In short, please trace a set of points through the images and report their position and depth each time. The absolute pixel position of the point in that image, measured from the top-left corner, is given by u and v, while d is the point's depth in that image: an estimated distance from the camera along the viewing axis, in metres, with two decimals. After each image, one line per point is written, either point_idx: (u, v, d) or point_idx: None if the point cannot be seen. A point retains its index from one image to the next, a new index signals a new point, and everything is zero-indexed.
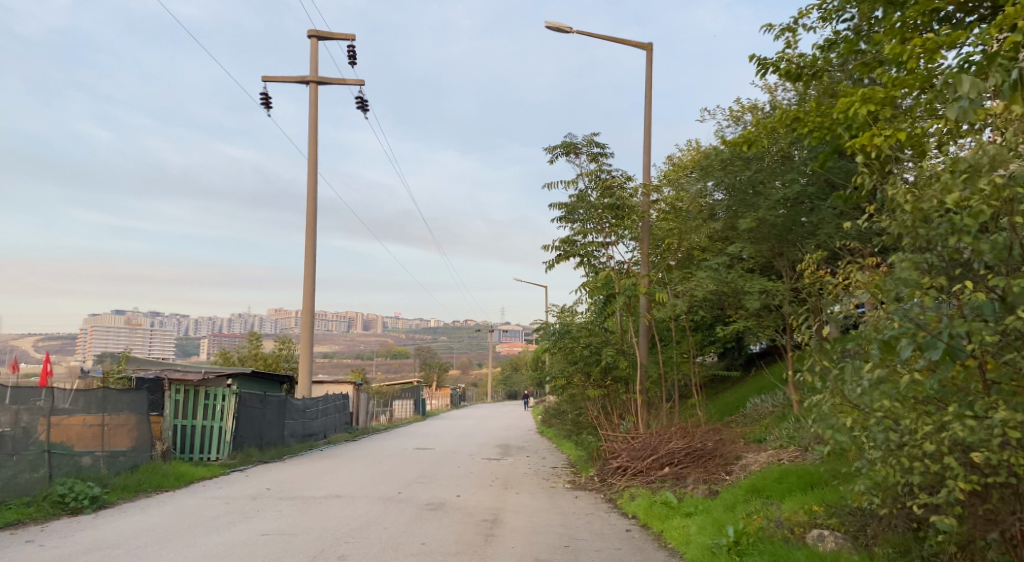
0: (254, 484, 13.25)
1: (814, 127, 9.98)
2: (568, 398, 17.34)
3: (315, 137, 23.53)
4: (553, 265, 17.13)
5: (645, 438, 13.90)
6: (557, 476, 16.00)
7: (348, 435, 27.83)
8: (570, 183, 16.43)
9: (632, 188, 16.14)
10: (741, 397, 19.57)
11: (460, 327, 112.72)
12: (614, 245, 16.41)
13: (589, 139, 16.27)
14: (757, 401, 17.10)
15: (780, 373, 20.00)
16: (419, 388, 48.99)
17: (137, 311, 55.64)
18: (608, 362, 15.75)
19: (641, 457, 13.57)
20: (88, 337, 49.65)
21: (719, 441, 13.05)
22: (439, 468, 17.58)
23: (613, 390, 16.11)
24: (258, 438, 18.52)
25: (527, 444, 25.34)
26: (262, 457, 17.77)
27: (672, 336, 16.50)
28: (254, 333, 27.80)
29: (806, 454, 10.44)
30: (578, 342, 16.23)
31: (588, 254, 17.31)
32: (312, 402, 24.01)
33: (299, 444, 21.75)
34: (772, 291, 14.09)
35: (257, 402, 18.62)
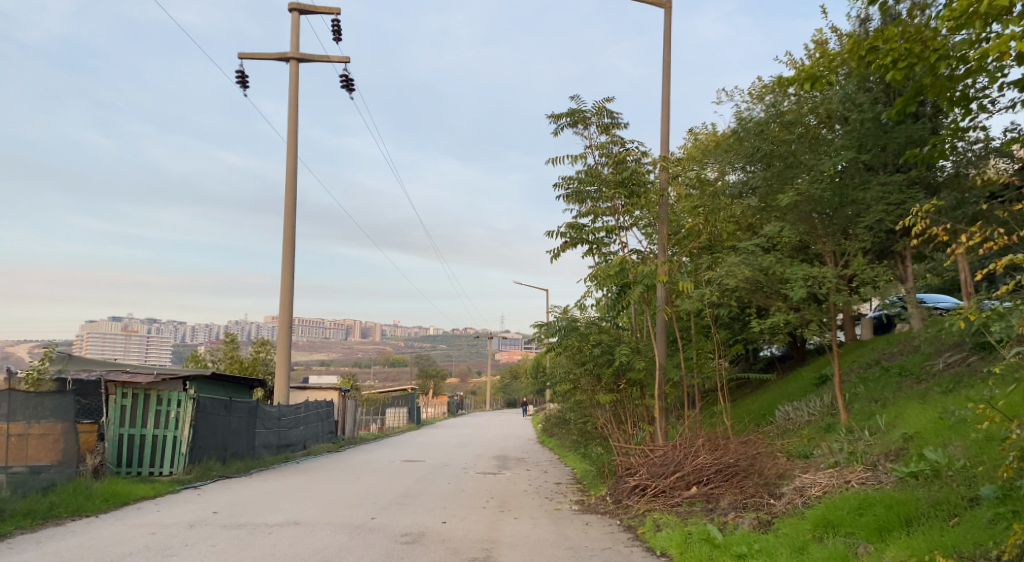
0: (197, 509, 11.02)
1: (897, 58, 7.71)
2: (574, 404, 15.21)
3: (294, 116, 21.45)
4: (558, 253, 15.03)
5: (667, 453, 11.75)
6: (563, 495, 13.83)
7: (333, 445, 25.66)
8: (577, 157, 14.28)
9: (648, 163, 14.05)
10: (768, 405, 17.44)
11: (458, 334, 110.34)
12: (627, 229, 14.29)
13: (600, 107, 14.14)
14: (790, 411, 14.98)
15: (811, 379, 17.86)
16: (413, 396, 46.62)
17: (133, 318, 54.09)
18: (622, 363, 13.64)
19: (661, 474, 11.42)
20: (82, 343, 48.05)
21: (758, 457, 10.96)
22: (428, 485, 15.40)
23: (626, 394, 13.93)
24: (220, 449, 16.33)
25: (527, 456, 23.06)
26: (224, 472, 15.60)
27: (694, 335, 14.37)
28: (230, 335, 25.60)
29: (882, 475, 8.23)
30: (587, 340, 14.16)
31: (598, 241, 15.16)
32: (290, 409, 21.83)
33: (274, 456, 19.59)
34: (817, 279, 11.89)
35: (220, 408, 16.49)
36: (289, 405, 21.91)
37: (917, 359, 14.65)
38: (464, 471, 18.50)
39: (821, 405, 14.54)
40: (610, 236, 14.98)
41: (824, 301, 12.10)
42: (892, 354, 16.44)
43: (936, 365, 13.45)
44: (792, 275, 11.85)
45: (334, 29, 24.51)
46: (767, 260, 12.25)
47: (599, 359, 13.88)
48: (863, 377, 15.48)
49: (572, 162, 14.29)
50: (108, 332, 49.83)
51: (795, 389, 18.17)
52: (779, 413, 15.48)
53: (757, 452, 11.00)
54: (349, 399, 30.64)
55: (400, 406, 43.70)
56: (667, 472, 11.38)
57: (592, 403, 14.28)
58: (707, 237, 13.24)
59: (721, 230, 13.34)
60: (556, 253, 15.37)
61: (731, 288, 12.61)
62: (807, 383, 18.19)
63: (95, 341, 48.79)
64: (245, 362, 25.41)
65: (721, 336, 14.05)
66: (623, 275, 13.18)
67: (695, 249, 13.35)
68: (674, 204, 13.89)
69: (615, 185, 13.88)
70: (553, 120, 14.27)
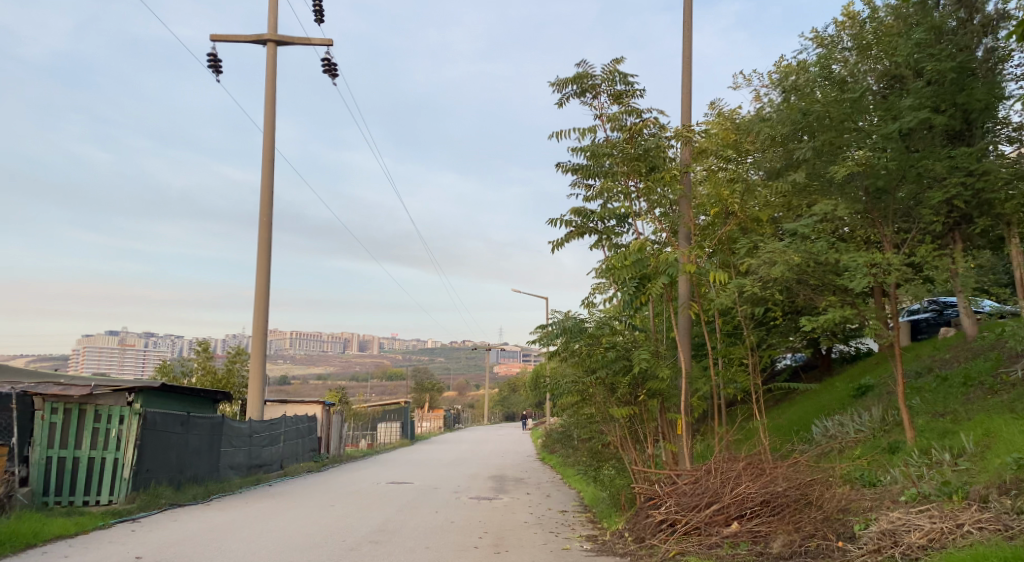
0: (118, 554, 8.91)
1: None
2: (579, 420, 13.05)
3: (272, 99, 19.47)
4: (563, 244, 12.96)
5: (699, 481, 9.69)
6: (571, 529, 11.70)
7: (314, 464, 23.46)
8: (585, 131, 12.20)
9: (669, 136, 11.96)
10: (801, 420, 15.31)
11: (456, 347, 107.93)
12: (643, 214, 12.20)
13: (611, 70, 12.10)
14: (830, 426, 12.96)
15: (850, 391, 15.71)
16: (406, 410, 44.37)
17: (121, 331, 52.23)
18: (641, 370, 11.46)
19: (695, 504, 9.34)
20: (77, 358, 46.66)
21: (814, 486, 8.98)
22: (411, 515, 13.21)
23: (645, 409, 11.70)
24: (175, 471, 14.20)
25: (526, 477, 20.85)
26: (177, 498, 13.48)
27: (723, 338, 12.30)
28: (202, 344, 23.47)
29: (1010, 520, 6.16)
30: (598, 345, 11.85)
31: (608, 230, 13.09)
32: (263, 426, 19.68)
33: (242, 479, 17.50)
34: (880, 265, 9.86)
35: (176, 425, 14.40)
36: (262, 420, 19.82)
37: (984, 364, 12.50)
38: (454, 495, 16.29)
39: (870, 419, 12.57)
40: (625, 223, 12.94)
41: (887, 292, 10.06)
42: (946, 360, 14.33)
43: (1013, 372, 11.34)
44: (849, 263, 9.78)
45: (316, 10, 22.49)
46: (818, 245, 10.16)
47: (614, 366, 11.64)
48: (914, 385, 13.48)
49: (580, 135, 12.21)
50: (103, 348, 47.82)
51: (829, 400, 16.13)
52: (816, 429, 13.44)
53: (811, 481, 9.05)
54: (334, 412, 28.43)
55: (392, 420, 41.37)
56: (702, 504, 9.27)
57: (605, 419, 12.12)
58: (742, 222, 11.20)
59: (761, 213, 11.31)
60: (559, 245, 13.44)
61: (772, 281, 10.62)
62: (844, 394, 16.17)
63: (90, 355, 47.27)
64: (219, 374, 23.28)
65: (756, 338, 12.02)
66: (643, 266, 11.10)
67: (730, 235, 11.31)
68: (699, 181, 11.82)
69: (632, 162, 11.82)
70: (556, 86, 12.18)
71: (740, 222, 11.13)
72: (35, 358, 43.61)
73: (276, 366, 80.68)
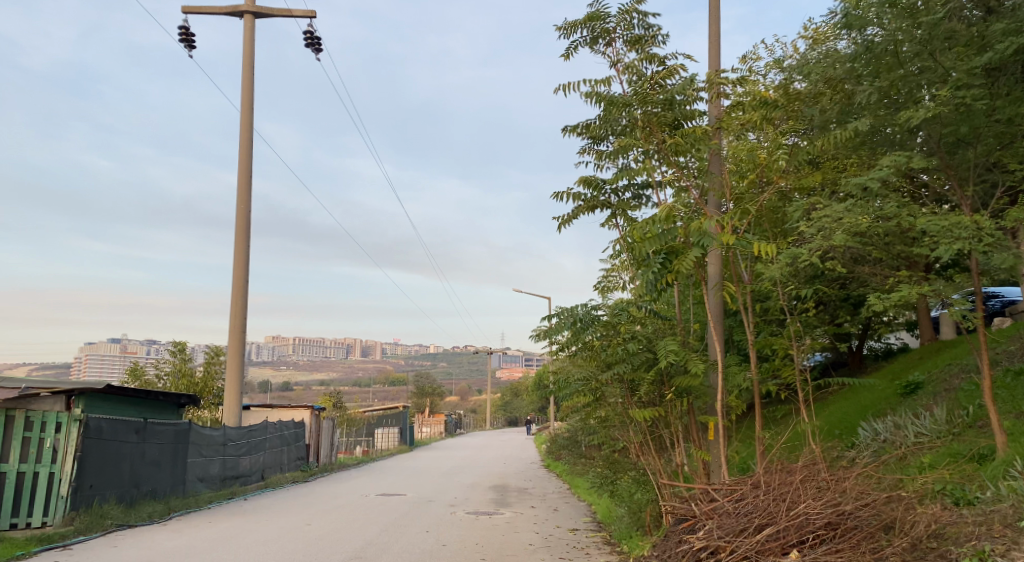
0: None
1: None
2: (591, 425, 11.20)
3: (249, 71, 17.70)
4: (568, 219, 11.25)
5: (744, 499, 7.87)
6: (586, 554, 9.86)
7: (301, 474, 21.61)
8: (595, 82, 10.37)
9: (696, 87, 10.02)
10: (844, 421, 13.56)
11: (458, 351, 105.93)
12: (661, 181, 10.40)
13: (627, 9, 10.25)
14: (885, 430, 11.27)
15: (898, 388, 13.86)
16: (405, 415, 42.44)
17: (120, 339, 50.84)
18: (667, 364, 9.63)
19: (740, 527, 7.50)
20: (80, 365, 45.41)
21: (890, 513, 7.18)
22: (399, 537, 11.37)
23: (672, 410, 9.82)
24: (126, 486, 12.35)
25: (530, 487, 18.99)
26: (126, 518, 11.62)
27: (761, 325, 10.47)
28: (178, 345, 21.64)
29: None
30: (615, 335, 10.02)
31: (622, 203, 11.32)
32: (240, 433, 17.88)
33: (213, 492, 15.66)
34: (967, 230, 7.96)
35: (130, 432, 12.60)
36: (240, 427, 17.96)
37: None
38: (450, 509, 14.46)
39: (934, 421, 10.84)
40: (644, 193, 11.19)
41: (972, 263, 8.21)
42: (1013, 352, 12.47)
43: None
44: (927, 228, 7.93)
45: None
46: (887, 206, 8.29)
47: (636, 360, 9.77)
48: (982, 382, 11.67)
49: (590, 87, 10.38)
50: (102, 355, 46.40)
51: (870, 400, 14.29)
52: (864, 433, 11.63)
53: (885, 507, 7.24)
54: (325, 418, 26.61)
55: (391, 425, 39.50)
56: (752, 528, 7.42)
57: (624, 422, 10.25)
58: (788, 186, 9.38)
59: (812, 173, 9.48)
60: (567, 222, 11.61)
61: (827, 254, 8.76)
62: (889, 392, 14.35)
63: (91, 363, 45.85)
64: (196, 378, 21.50)
65: (800, 325, 10.18)
66: (670, 237, 9.21)
67: (771, 202, 9.47)
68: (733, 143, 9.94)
69: (656, 115, 9.95)
70: (563, 30, 10.35)
71: (785, 186, 9.32)
72: (35, 366, 42.11)
73: (274, 371, 78.85)
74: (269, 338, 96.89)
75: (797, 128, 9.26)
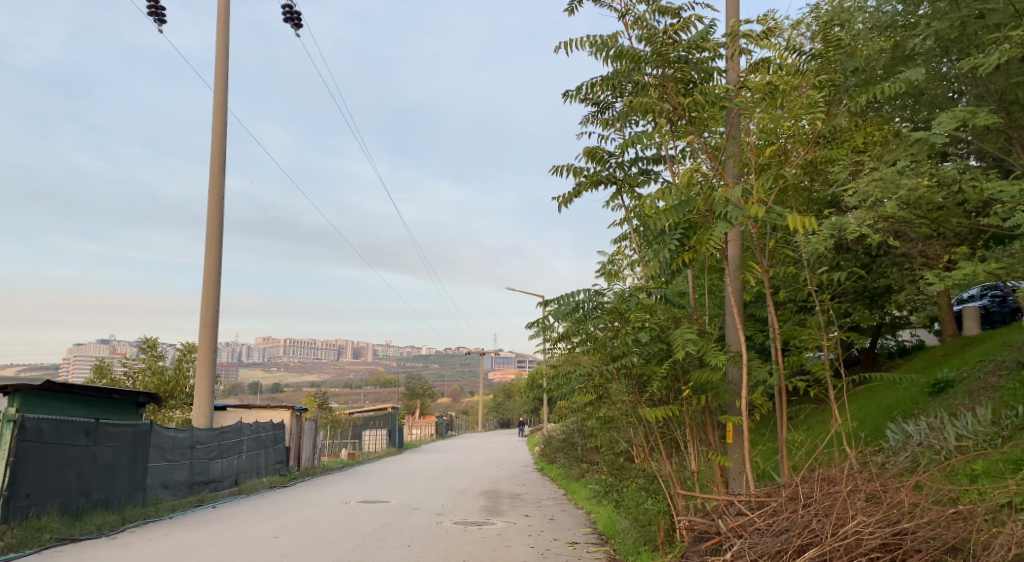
0: None
1: None
2: (593, 427, 9.95)
3: (223, 45, 16.45)
4: (567, 197, 10.06)
5: (780, 514, 6.62)
6: None
7: (279, 479, 20.29)
8: (600, 37, 9.15)
9: (716, 42, 8.77)
10: (869, 423, 12.35)
11: (450, 353, 104.49)
12: (675, 151, 9.15)
13: None
14: (922, 431, 10.06)
15: (927, 386, 12.64)
16: (393, 417, 41.09)
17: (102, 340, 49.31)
18: (682, 356, 8.40)
19: (778, 548, 6.25)
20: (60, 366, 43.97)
21: (959, 534, 5.95)
22: (377, 553, 10.08)
23: (686, 409, 8.58)
24: (72, 495, 11.04)
25: (523, 492, 17.73)
26: (69, 531, 10.31)
27: (786, 314, 9.21)
28: (149, 341, 20.34)
29: None
30: (622, 324, 8.77)
31: (628, 178, 10.07)
32: (211, 435, 16.57)
33: (178, 500, 14.34)
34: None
35: (79, 434, 11.31)
36: (210, 429, 16.63)
37: None
38: (436, 520, 13.17)
39: (978, 422, 9.65)
40: (654, 168, 9.98)
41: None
42: None
43: None
44: None
45: None
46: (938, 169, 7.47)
47: (648, 351, 8.53)
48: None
49: (596, 42, 9.13)
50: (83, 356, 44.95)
51: (893, 401, 13.05)
52: (893, 437, 10.40)
53: (954, 529, 6.01)
54: (307, 419, 25.30)
55: (380, 427, 38.24)
56: (792, 550, 6.16)
57: (632, 422, 9.01)
58: (826, 148, 8.15)
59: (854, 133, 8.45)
60: (567, 202, 10.36)
61: (874, 223, 7.56)
62: (915, 391, 13.17)
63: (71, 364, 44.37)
64: (167, 377, 20.16)
65: (829, 313, 8.97)
66: (688, 211, 7.90)
67: (804, 173, 8.25)
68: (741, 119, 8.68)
69: (670, 75, 8.61)
70: None
71: (819, 152, 8.12)
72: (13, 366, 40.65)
73: (262, 372, 77.28)
74: (258, 338, 95.24)
75: (837, 83, 8.05)
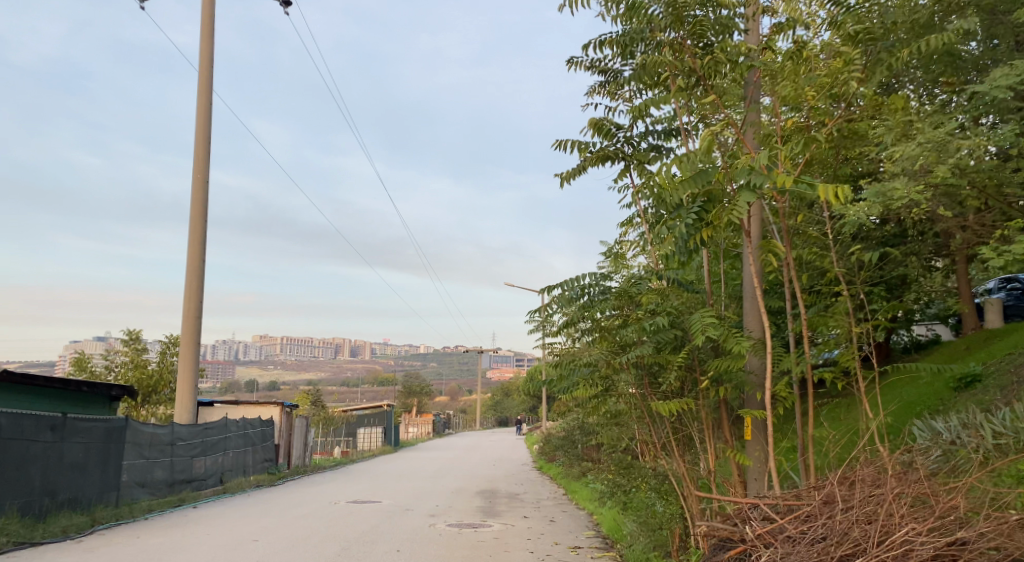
0: None
1: None
2: (599, 423, 9.13)
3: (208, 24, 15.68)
4: (572, 174, 9.27)
5: (814, 520, 5.81)
6: None
7: (266, 477, 19.46)
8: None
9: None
10: (892, 419, 11.55)
11: (448, 351, 103.65)
12: (691, 118, 8.33)
13: None
14: (955, 427, 9.26)
15: (953, 380, 11.86)
16: (389, 415, 40.26)
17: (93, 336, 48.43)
18: (698, 344, 7.59)
19: (814, 560, 5.44)
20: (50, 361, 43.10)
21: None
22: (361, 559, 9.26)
23: (702, 402, 7.78)
24: (33, 496, 10.23)
25: (522, 492, 16.92)
26: (27, 534, 9.51)
27: (811, 299, 8.40)
28: (132, 334, 19.53)
29: None
30: (631, 309, 7.96)
31: (637, 153, 9.26)
32: (193, 432, 15.74)
33: (155, 500, 13.51)
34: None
35: (43, 430, 10.52)
36: (192, 425, 15.80)
37: None
38: (429, 522, 12.34)
39: (1018, 418, 8.84)
40: (665, 143, 9.19)
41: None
42: None
43: None
44: None
45: None
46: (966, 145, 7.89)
47: (661, 338, 7.76)
48: None
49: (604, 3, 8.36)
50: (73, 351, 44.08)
51: (915, 397, 12.24)
52: (918, 434, 9.58)
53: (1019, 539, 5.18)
54: (298, 416, 24.48)
55: (375, 425, 37.43)
56: None
57: (641, 417, 8.23)
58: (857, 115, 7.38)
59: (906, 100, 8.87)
60: (570, 177, 9.58)
61: None
62: (939, 385, 12.36)
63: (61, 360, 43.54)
64: (150, 371, 19.34)
65: (860, 297, 8.17)
66: (708, 183, 7.08)
67: (834, 142, 7.44)
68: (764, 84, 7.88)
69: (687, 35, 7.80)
70: None
71: (854, 118, 7.31)
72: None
73: (259, 369, 76.62)
74: (255, 336, 94.62)
75: (875, 37, 7.22)
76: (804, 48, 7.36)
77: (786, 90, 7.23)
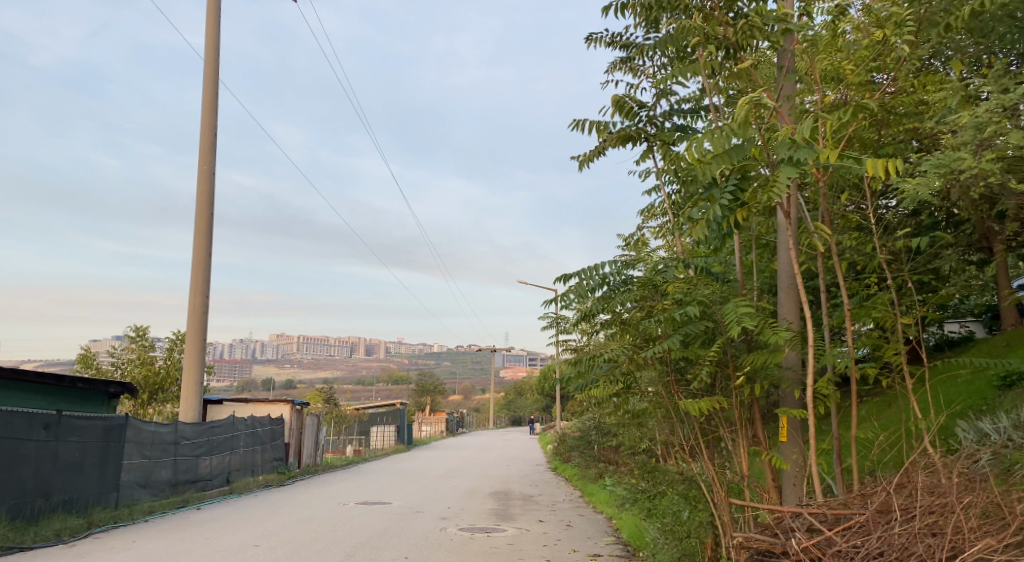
0: None
1: None
2: (621, 423, 8.52)
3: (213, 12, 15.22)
4: (590, 156, 8.70)
5: (867, 531, 5.18)
6: None
7: (275, 478, 18.98)
8: None
9: None
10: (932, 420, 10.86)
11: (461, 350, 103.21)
12: (720, 93, 7.74)
13: None
14: (1006, 428, 8.57)
15: (997, 377, 11.16)
16: (403, 414, 39.77)
17: None
18: (731, 337, 6.97)
19: None
20: None
21: None
22: None
23: (735, 400, 7.16)
24: (26, 497, 9.77)
25: (537, 494, 16.32)
26: (17, 538, 9.03)
27: (851, 289, 7.77)
28: (138, 330, 19.12)
29: None
30: (657, 300, 7.36)
31: (661, 133, 8.66)
32: (198, 431, 15.25)
33: (157, 502, 13.02)
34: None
35: (37, 429, 10.06)
36: (198, 424, 15.32)
37: None
38: (441, 526, 11.77)
39: None
40: (691, 123, 8.59)
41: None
42: None
43: None
44: None
45: None
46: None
47: (689, 331, 7.15)
48: None
49: None
50: None
51: (955, 396, 11.54)
52: (963, 435, 8.89)
53: None
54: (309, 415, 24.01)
55: (388, 424, 36.96)
56: None
57: (667, 416, 7.62)
58: (906, 85, 6.75)
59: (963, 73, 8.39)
60: (589, 160, 9.01)
61: None
62: (980, 384, 11.65)
63: None
64: (157, 369, 18.92)
65: (906, 286, 7.53)
66: (743, 160, 6.49)
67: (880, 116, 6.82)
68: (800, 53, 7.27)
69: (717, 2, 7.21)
70: None
71: (901, 89, 6.70)
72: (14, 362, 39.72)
73: (272, 368, 76.47)
74: (269, 335, 94.60)
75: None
76: (846, 12, 6.74)
77: (829, 58, 6.61)
